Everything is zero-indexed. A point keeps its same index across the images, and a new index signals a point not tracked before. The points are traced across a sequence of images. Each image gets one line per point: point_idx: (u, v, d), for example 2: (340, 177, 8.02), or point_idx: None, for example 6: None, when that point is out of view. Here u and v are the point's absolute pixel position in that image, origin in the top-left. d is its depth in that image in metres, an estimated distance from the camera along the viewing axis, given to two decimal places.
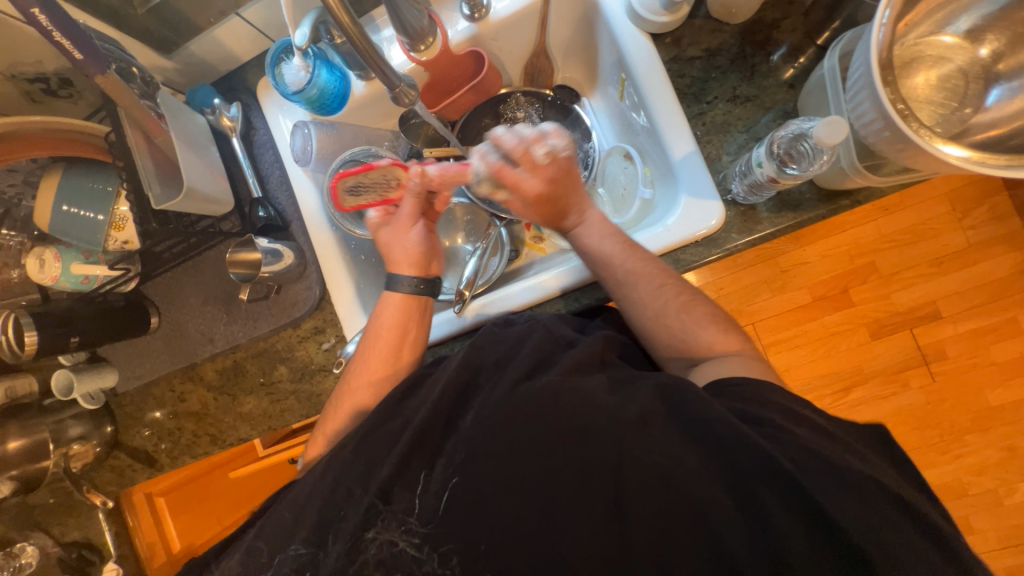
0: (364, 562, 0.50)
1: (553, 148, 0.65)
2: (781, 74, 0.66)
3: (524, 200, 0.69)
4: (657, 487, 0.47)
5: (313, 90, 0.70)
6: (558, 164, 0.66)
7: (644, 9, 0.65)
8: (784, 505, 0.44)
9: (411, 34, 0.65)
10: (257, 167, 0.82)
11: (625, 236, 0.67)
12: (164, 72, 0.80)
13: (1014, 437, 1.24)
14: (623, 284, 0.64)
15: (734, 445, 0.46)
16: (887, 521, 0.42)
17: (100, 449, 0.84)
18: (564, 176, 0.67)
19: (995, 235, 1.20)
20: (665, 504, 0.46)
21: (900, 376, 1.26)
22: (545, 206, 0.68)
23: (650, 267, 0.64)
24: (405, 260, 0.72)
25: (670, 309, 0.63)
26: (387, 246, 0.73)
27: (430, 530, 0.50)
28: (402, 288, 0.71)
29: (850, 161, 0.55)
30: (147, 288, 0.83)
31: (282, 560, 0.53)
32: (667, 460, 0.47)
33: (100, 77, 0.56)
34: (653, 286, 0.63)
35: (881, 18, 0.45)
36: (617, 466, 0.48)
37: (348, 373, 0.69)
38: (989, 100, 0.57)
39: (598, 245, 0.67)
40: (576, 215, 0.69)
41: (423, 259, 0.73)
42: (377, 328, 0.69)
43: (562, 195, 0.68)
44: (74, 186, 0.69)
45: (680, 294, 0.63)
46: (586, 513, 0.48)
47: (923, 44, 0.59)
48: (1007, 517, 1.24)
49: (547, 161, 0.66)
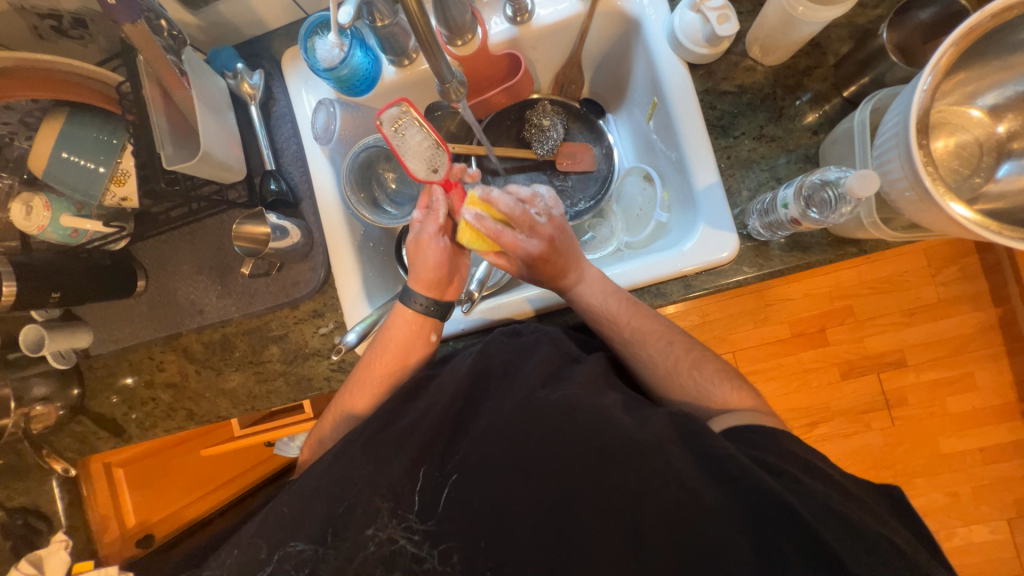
0: (363, 559, 0.50)
1: (547, 208, 0.66)
2: (807, 120, 0.69)
3: (523, 263, 0.66)
4: (668, 515, 0.48)
5: (344, 70, 0.69)
6: (557, 226, 0.66)
7: (686, 38, 0.66)
8: (791, 537, 0.45)
9: (450, 27, 0.64)
10: (273, 139, 0.79)
11: (627, 295, 0.67)
12: (186, 27, 0.76)
13: (960, 484, 1.31)
14: (632, 343, 0.66)
15: (747, 474, 0.47)
16: (879, 560, 0.45)
17: (63, 412, 0.79)
18: (562, 237, 0.66)
19: (966, 294, 1.28)
20: (673, 537, 0.47)
21: (864, 417, 1.32)
22: (545, 266, 0.66)
23: (656, 325, 0.66)
24: (422, 275, 0.69)
25: (681, 366, 0.64)
26: (411, 253, 0.70)
27: (430, 527, 0.51)
28: (414, 306, 0.68)
29: (869, 214, 0.58)
30: (136, 248, 0.78)
31: (281, 557, 0.51)
32: (683, 492, 0.48)
33: (129, 26, 0.55)
34: (662, 344, 0.65)
35: (922, 84, 0.48)
36: (638, 497, 0.49)
37: (357, 373, 0.69)
38: (1000, 172, 0.61)
39: (577, 293, 0.67)
40: (574, 273, 0.67)
41: (441, 282, 0.70)
42: (386, 343, 0.67)
43: (560, 255, 0.66)
44: (76, 134, 0.65)
45: (689, 352, 0.65)
46: (607, 538, 0.48)
47: (948, 112, 0.63)
48: (947, 558, 1.31)
49: (546, 221, 0.65)
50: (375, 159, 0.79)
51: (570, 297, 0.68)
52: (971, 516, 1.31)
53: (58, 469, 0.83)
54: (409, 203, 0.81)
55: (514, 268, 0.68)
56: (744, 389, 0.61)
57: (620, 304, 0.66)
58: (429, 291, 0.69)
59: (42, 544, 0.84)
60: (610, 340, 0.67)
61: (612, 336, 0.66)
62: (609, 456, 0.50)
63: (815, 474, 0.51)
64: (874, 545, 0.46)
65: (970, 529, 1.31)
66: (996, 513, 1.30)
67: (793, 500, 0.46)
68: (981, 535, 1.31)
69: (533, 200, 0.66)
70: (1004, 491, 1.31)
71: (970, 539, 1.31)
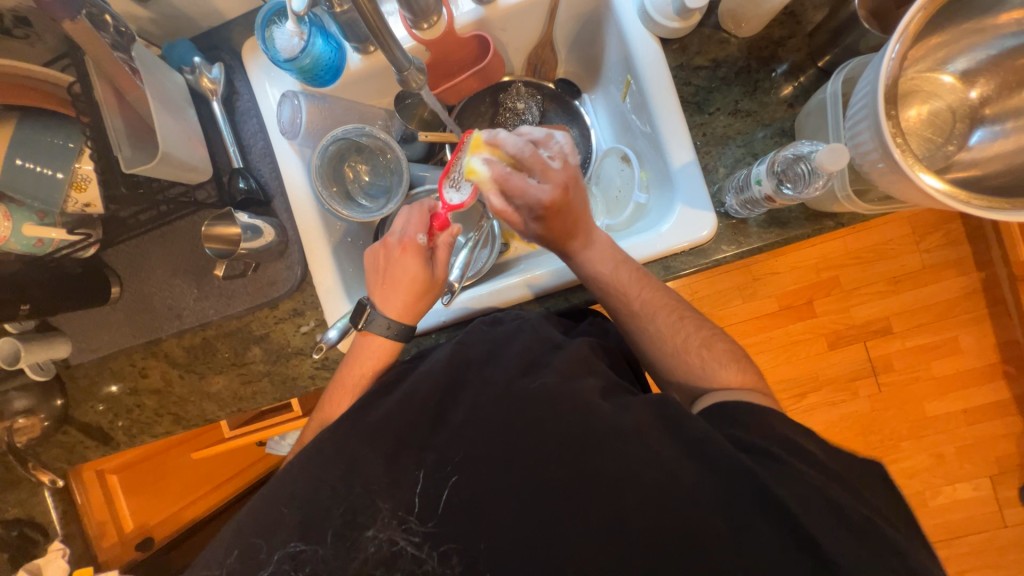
0: (364, 560, 0.51)
1: (562, 153, 0.63)
2: (781, 92, 0.67)
3: (531, 214, 0.62)
4: (650, 497, 0.48)
5: (306, 60, 0.67)
6: (570, 171, 0.62)
7: (656, 13, 0.65)
8: (773, 515, 0.46)
9: (414, 11, 0.62)
10: (238, 135, 0.77)
11: (637, 266, 0.66)
12: (137, 20, 0.73)
13: (944, 445, 1.35)
14: (640, 318, 0.66)
15: (722, 450, 0.49)
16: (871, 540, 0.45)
17: (48, 424, 0.79)
18: (574, 189, 0.63)
19: (948, 259, 1.29)
20: (657, 512, 0.48)
21: (851, 385, 1.34)
22: (555, 221, 0.62)
23: (665, 299, 0.66)
24: (398, 301, 0.66)
25: (692, 343, 0.64)
26: (406, 284, 0.66)
27: (430, 529, 0.51)
28: (378, 330, 0.66)
29: (842, 186, 0.57)
30: (108, 254, 0.76)
31: (281, 558, 0.51)
32: (661, 473, 0.49)
33: (69, 23, 0.53)
34: (673, 320, 0.65)
35: (890, 52, 0.47)
36: (617, 483, 0.49)
37: (340, 372, 0.68)
38: (972, 140, 0.61)
39: (583, 252, 0.65)
40: (583, 238, 0.65)
41: (415, 305, 0.67)
42: (372, 347, 0.67)
43: (573, 209, 0.63)
44: (30, 140, 0.62)
45: (700, 330, 0.65)
46: (589, 526, 0.49)
47: (922, 79, 0.62)
48: (931, 516, 1.36)
49: (560, 165, 0.62)
50: (345, 152, 0.77)
51: (576, 258, 0.66)
52: (955, 475, 1.35)
53: (46, 480, 0.82)
54: (384, 195, 0.79)
55: (518, 225, 0.64)
56: (747, 370, 0.62)
57: (626, 268, 0.65)
58: (404, 319, 0.67)
59: (41, 554, 0.85)
60: (618, 314, 0.67)
61: (623, 309, 0.66)
62: (594, 444, 0.51)
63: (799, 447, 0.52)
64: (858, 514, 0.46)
65: (955, 487, 1.35)
66: (978, 471, 1.34)
67: (776, 484, 0.46)
68: (963, 493, 1.35)
69: (546, 141, 0.64)
70: (985, 448, 1.35)
71: (954, 497, 1.35)
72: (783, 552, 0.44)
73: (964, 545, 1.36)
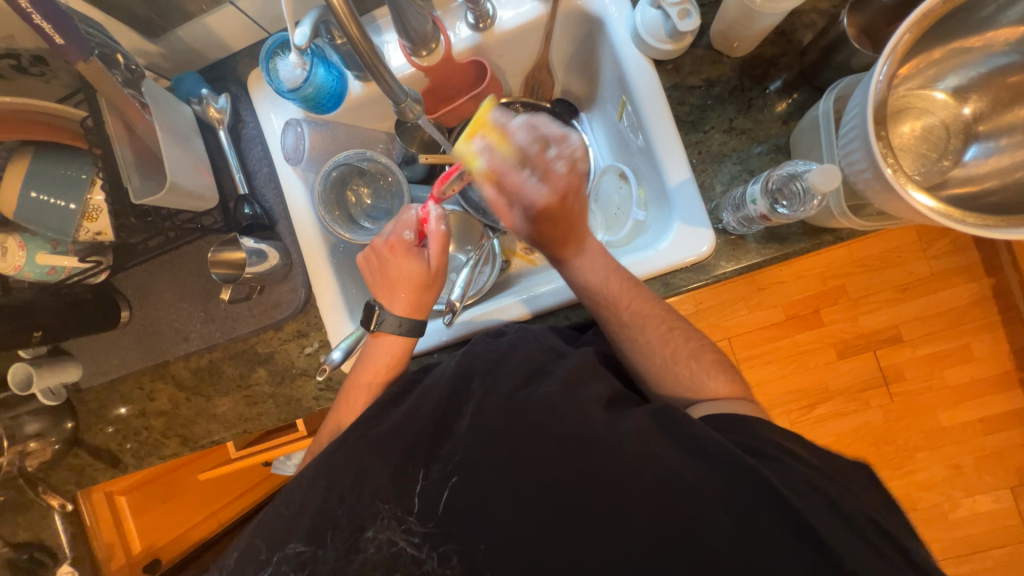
0: (364, 561, 0.51)
1: (570, 154, 0.61)
2: (776, 109, 0.68)
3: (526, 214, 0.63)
4: (653, 503, 0.48)
5: (309, 89, 0.69)
6: (573, 173, 0.61)
7: (648, 35, 0.66)
8: (778, 520, 0.45)
9: (412, 38, 0.63)
10: (244, 161, 0.79)
11: (631, 278, 0.66)
12: (148, 56, 0.76)
13: (961, 456, 1.32)
14: (632, 330, 0.64)
15: (725, 455, 0.48)
16: (881, 549, 0.44)
17: (58, 447, 0.80)
18: (574, 196, 0.62)
19: (957, 266, 1.27)
20: (659, 514, 0.47)
21: (862, 395, 1.32)
22: (551, 225, 0.63)
23: (655, 311, 0.65)
24: (403, 300, 0.67)
25: (681, 356, 0.63)
26: (402, 282, 0.66)
27: (430, 529, 0.51)
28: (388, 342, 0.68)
29: (838, 205, 0.58)
30: (117, 279, 0.78)
31: (281, 558, 0.52)
32: (664, 471, 0.49)
33: (82, 64, 0.54)
34: (665, 335, 0.64)
35: (878, 74, 0.47)
36: (619, 496, 0.49)
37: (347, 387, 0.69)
38: (967, 156, 0.61)
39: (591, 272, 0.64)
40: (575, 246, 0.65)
41: (419, 298, 0.67)
42: (375, 365, 0.67)
43: (566, 217, 0.62)
44: (42, 171, 0.64)
45: (690, 342, 0.64)
46: (592, 532, 0.48)
47: (912, 96, 0.63)
48: (951, 529, 1.32)
49: (565, 167, 0.60)
50: (347, 176, 0.79)
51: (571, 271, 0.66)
52: (974, 487, 1.31)
53: (57, 504, 0.84)
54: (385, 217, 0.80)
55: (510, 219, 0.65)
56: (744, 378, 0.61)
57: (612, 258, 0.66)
58: (417, 314, 0.68)
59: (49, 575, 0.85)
60: (610, 326, 0.65)
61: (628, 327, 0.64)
62: (599, 450, 0.50)
63: (799, 451, 0.51)
64: (864, 520, 0.46)
65: (975, 499, 1.31)
66: (998, 483, 1.31)
67: (783, 494, 0.46)
68: (984, 506, 1.31)
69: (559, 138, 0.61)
70: (1004, 460, 1.31)
71: (975, 509, 1.31)
72: (792, 559, 0.44)
73: (986, 560, 1.32)
